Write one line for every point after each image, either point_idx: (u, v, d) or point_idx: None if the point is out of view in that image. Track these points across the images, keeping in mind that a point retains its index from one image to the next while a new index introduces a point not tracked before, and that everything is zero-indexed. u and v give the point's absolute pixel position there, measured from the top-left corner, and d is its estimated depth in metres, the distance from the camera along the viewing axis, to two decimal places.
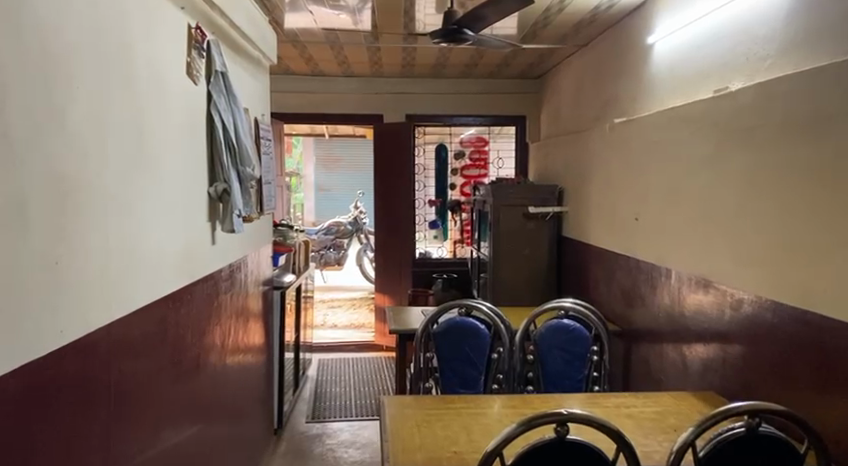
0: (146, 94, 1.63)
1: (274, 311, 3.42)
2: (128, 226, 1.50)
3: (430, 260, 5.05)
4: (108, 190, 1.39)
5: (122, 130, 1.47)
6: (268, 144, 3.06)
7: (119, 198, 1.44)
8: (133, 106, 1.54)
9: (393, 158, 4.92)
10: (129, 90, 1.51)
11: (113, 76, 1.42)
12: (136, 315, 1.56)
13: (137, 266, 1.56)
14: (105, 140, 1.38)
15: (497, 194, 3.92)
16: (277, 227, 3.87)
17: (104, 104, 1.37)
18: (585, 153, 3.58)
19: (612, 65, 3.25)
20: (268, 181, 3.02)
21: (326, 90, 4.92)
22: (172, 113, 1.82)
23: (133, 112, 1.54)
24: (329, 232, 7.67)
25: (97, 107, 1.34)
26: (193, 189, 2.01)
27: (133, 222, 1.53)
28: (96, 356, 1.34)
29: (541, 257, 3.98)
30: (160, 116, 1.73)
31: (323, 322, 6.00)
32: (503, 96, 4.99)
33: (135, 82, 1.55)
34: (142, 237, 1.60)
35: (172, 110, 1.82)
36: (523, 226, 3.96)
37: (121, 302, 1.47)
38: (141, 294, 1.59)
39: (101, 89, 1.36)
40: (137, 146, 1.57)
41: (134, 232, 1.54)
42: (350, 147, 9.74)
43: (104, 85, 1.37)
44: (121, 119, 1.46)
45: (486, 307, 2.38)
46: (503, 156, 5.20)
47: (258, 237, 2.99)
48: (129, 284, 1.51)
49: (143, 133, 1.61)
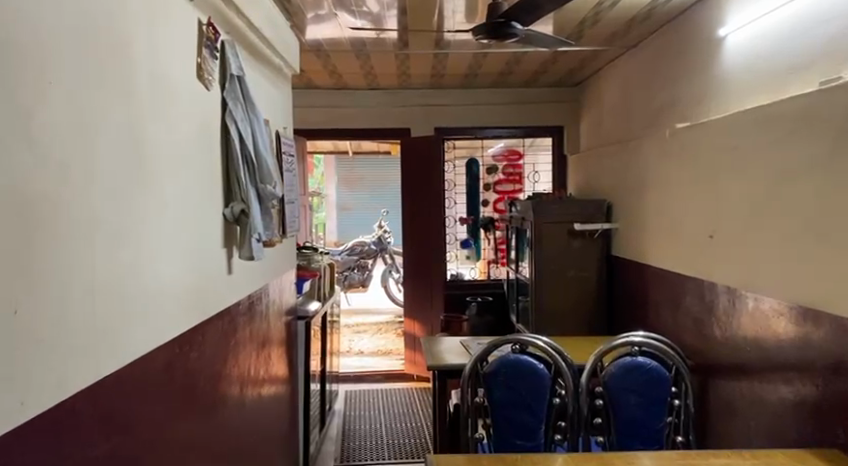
0: (146, 99, 1.35)
1: (299, 343, 3.12)
2: (121, 259, 1.20)
3: (462, 282, 4.71)
4: (95, 214, 1.09)
5: (115, 140, 1.18)
6: (291, 160, 2.79)
7: (107, 224, 1.14)
8: (130, 112, 1.26)
9: (422, 174, 4.64)
10: (125, 92, 1.23)
11: (104, 72, 1.14)
12: (133, 368, 1.25)
13: (133, 308, 1.26)
14: (92, 152, 1.09)
15: (538, 210, 3.59)
16: (301, 249, 3.61)
17: (91, 108, 1.09)
18: (637, 163, 3.23)
19: (671, 64, 2.92)
20: (290, 200, 2.72)
21: (351, 104, 4.67)
22: (178, 124, 1.55)
23: (128, 119, 1.26)
24: (353, 252, 7.40)
25: (82, 112, 1.05)
26: (205, 212, 1.72)
27: (129, 253, 1.24)
28: (83, 428, 1.03)
29: (589, 279, 3.63)
30: (163, 127, 1.45)
31: (349, 348, 5.69)
32: (539, 106, 4.67)
33: (133, 84, 1.28)
34: (141, 270, 1.30)
35: (178, 120, 1.55)
36: (568, 245, 3.62)
37: (113, 354, 1.16)
38: (139, 343, 1.29)
39: (87, 89, 1.07)
40: (134, 160, 1.28)
41: (131, 265, 1.24)
42: (374, 165, 9.50)
43: (92, 85, 1.09)
44: (114, 127, 1.18)
45: (543, 342, 2.06)
46: (539, 169, 4.89)
47: (280, 263, 2.68)
48: (123, 331, 1.21)
49: (143, 146, 1.32)
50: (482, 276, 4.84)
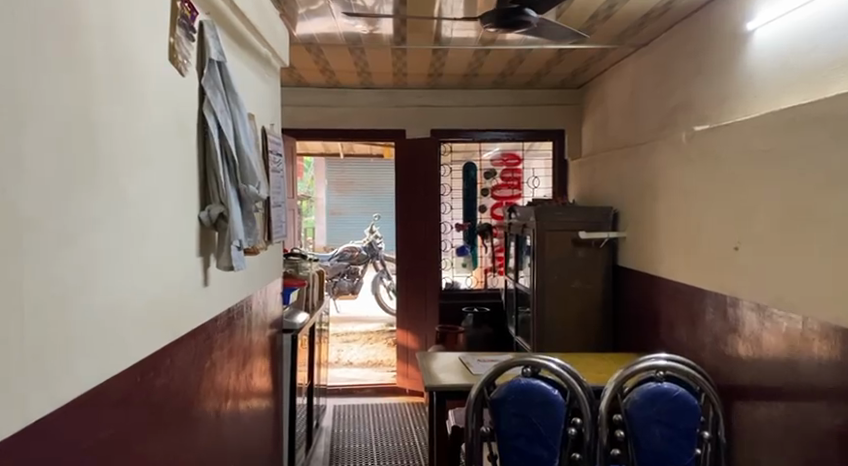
0: (106, 80, 1.12)
1: (284, 358, 2.87)
2: (67, 273, 0.96)
3: (458, 292, 4.52)
4: (35, 216, 0.86)
5: (61, 124, 0.94)
6: (278, 160, 2.57)
7: (49, 229, 0.90)
8: (84, 91, 1.03)
9: (417, 178, 4.42)
10: (78, 70, 1.01)
11: (48, 38, 0.90)
12: (83, 405, 1.02)
13: (82, 333, 1.02)
14: (31, 138, 0.85)
15: (542, 218, 3.39)
16: (288, 256, 3.37)
17: (33, 86, 0.86)
18: (648, 169, 3.05)
19: (689, 63, 2.74)
20: (276, 203, 2.49)
21: (343, 103, 4.45)
22: (144, 113, 1.32)
23: (82, 99, 1.02)
24: (342, 258, 7.16)
25: (17, 84, 0.81)
26: (175, 216, 1.49)
27: (81, 265, 1.01)
28: None
29: (594, 291, 3.44)
30: (127, 116, 1.22)
31: (337, 359, 5.45)
32: (540, 109, 4.49)
33: (87, 58, 1.04)
34: (95, 286, 1.07)
35: (145, 108, 1.32)
36: (572, 254, 3.42)
37: (57, 391, 0.93)
38: (90, 375, 1.05)
39: (28, 61, 0.84)
40: (90, 151, 1.05)
41: (82, 280, 1.01)
42: (365, 169, 9.28)
43: (32, 54, 0.86)
44: (65, 112, 0.96)
45: (556, 366, 1.85)
46: (539, 175, 4.71)
47: (265, 272, 2.45)
48: (67, 363, 0.96)
49: (99, 137, 1.09)
50: (477, 285, 4.65)
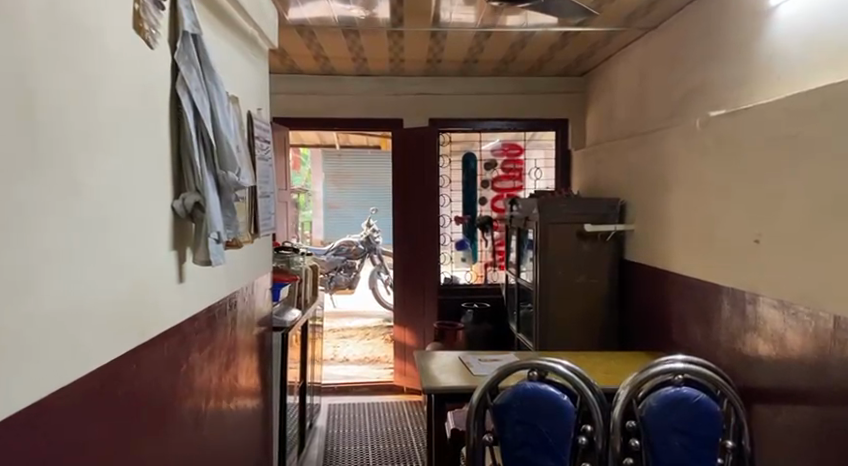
0: (59, 44, 0.96)
1: (274, 358, 2.71)
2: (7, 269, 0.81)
3: (457, 287, 4.34)
4: None
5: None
6: (266, 147, 2.41)
7: None
8: (29, 55, 0.87)
9: (414, 169, 4.26)
10: (21, 29, 0.85)
11: None
12: (26, 424, 0.86)
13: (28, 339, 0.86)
14: None
15: (545, 210, 3.24)
16: (278, 250, 3.16)
17: None
18: (658, 157, 2.90)
19: (703, 45, 2.58)
20: (263, 194, 2.32)
21: (338, 91, 4.29)
22: (106, 88, 1.16)
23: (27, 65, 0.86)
24: (339, 252, 7.01)
25: None
26: (143, 205, 1.33)
27: (24, 260, 0.85)
28: None
29: (599, 286, 3.29)
30: (85, 90, 1.06)
31: (333, 356, 5.30)
32: (543, 97, 4.33)
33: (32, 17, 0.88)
34: (44, 284, 0.91)
35: (107, 82, 1.16)
36: (576, 248, 3.27)
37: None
38: (40, 389, 0.90)
39: None
40: (38, 127, 0.89)
41: (26, 277, 0.86)
42: (363, 162, 9.12)
43: None
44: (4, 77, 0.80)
45: (565, 370, 1.70)
46: (541, 166, 4.53)
47: (251, 267, 2.28)
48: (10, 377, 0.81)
49: (50, 111, 0.93)
50: (475, 281, 4.49)
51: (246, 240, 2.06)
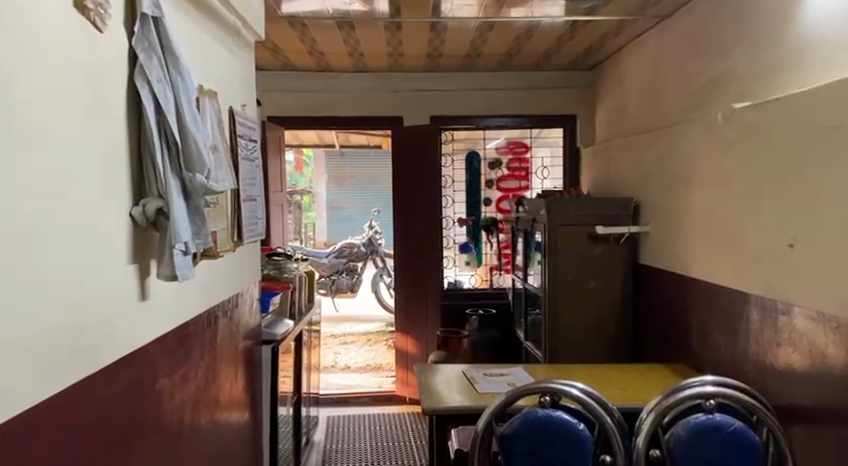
0: None
1: (264, 373, 2.51)
2: None
3: (461, 292, 4.15)
4: None
5: None
6: (251, 146, 2.23)
7: None
8: None
9: (415, 169, 4.07)
10: None
11: None
12: None
13: None
14: None
15: (554, 212, 3.05)
16: (269, 257, 2.98)
17: None
18: (676, 154, 2.69)
19: (725, 32, 2.38)
20: (247, 197, 2.13)
21: (335, 89, 4.11)
22: (43, 77, 0.97)
23: None
24: (341, 255, 6.84)
25: None
26: (92, 213, 1.14)
27: None
28: None
29: (612, 291, 3.10)
30: (13, 81, 0.88)
31: (333, 363, 5.13)
32: (549, 93, 4.13)
33: None
34: None
35: (43, 70, 0.97)
36: (588, 252, 3.08)
37: None
38: None
39: None
40: None
41: None
42: (366, 162, 8.94)
43: None
44: None
45: (581, 394, 1.52)
46: (548, 166, 4.31)
47: (236, 277, 2.10)
48: None
49: None
50: (480, 285, 4.28)
51: (226, 248, 1.87)
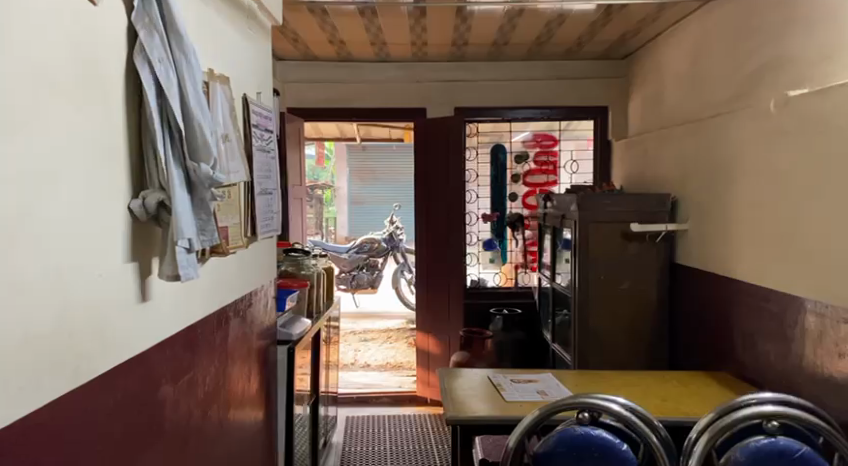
0: None
1: (278, 375, 2.38)
2: None
3: (486, 291, 4.01)
4: None
5: None
6: (267, 137, 2.11)
7: None
8: None
9: (439, 162, 3.92)
10: None
11: None
12: None
13: None
14: None
15: (585, 207, 2.90)
16: (287, 252, 2.88)
17: None
18: (720, 146, 2.51)
19: (777, 13, 2.19)
20: (262, 191, 2.03)
21: (356, 79, 3.98)
22: (26, 48, 0.85)
23: None
24: (361, 250, 6.73)
25: None
26: (85, 206, 1.02)
27: None
28: None
29: (646, 293, 2.93)
30: None
31: (353, 361, 5.02)
32: (579, 83, 3.96)
33: None
34: None
35: (26, 40, 0.85)
36: (621, 250, 2.92)
37: None
38: None
39: None
40: None
41: None
42: (387, 156, 8.83)
43: None
44: None
45: (621, 408, 1.37)
46: (578, 158, 4.11)
47: (250, 275, 1.99)
48: None
49: None
50: (503, 284, 4.12)
51: (235, 244, 1.76)
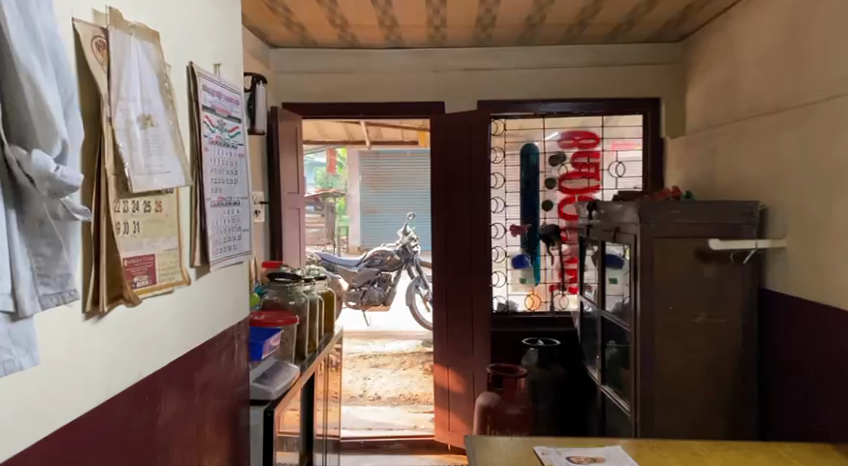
0: None
1: (254, 454, 1.75)
2: None
3: (515, 317, 3.40)
4: None
5: None
6: (228, 125, 1.53)
7: None
8: None
9: (460, 166, 3.33)
10: None
11: None
12: None
13: None
14: None
15: (647, 219, 2.29)
16: (274, 276, 2.30)
17: None
18: (839, 136, 1.89)
19: None
20: (217, 201, 1.45)
21: (363, 69, 3.41)
22: None
23: None
24: (372, 263, 6.15)
25: None
26: None
27: None
28: None
29: (728, 328, 2.29)
30: None
31: (362, 393, 4.42)
32: (625, 71, 3.35)
33: None
34: None
35: None
36: (696, 274, 2.29)
37: None
38: None
39: None
40: None
41: None
42: (400, 162, 8.28)
43: None
44: None
45: None
46: (624, 159, 3.49)
47: (202, 322, 1.40)
48: None
49: None
50: (533, 308, 3.50)
51: (162, 281, 1.17)
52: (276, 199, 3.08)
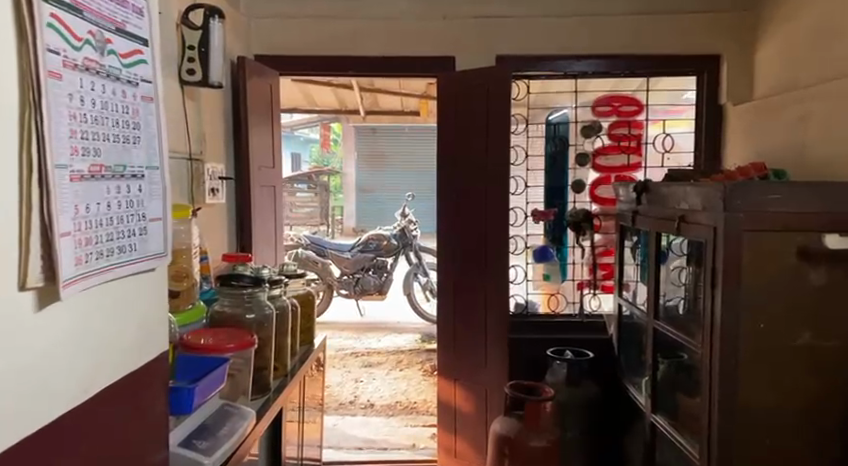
0: None
1: None
2: None
3: (533, 322, 2.85)
4: None
5: None
6: (115, 44, 0.89)
7: None
8: None
9: (472, 137, 2.72)
10: None
11: None
12: None
13: None
14: None
15: (734, 207, 1.67)
16: (226, 278, 1.64)
17: None
18: None
19: None
20: (86, 173, 0.82)
21: (353, 14, 2.76)
22: None
23: None
24: (367, 249, 5.54)
25: None
26: None
27: None
28: None
29: (837, 354, 1.72)
30: None
31: (352, 399, 3.86)
32: (676, 21, 2.72)
33: None
34: None
35: None
36: (798, 281, 1.71)
37: None
38: None
39: None
40: None
41: None
42: (398, 138, 7.64)
43: None
44: None
45: None
46: (674, 131, 2.87)
47: (56, 382, 0.78)
48: None
49: None
50: (551, 309, 2.96)
51: None
52: (243, 175, 2.45)
